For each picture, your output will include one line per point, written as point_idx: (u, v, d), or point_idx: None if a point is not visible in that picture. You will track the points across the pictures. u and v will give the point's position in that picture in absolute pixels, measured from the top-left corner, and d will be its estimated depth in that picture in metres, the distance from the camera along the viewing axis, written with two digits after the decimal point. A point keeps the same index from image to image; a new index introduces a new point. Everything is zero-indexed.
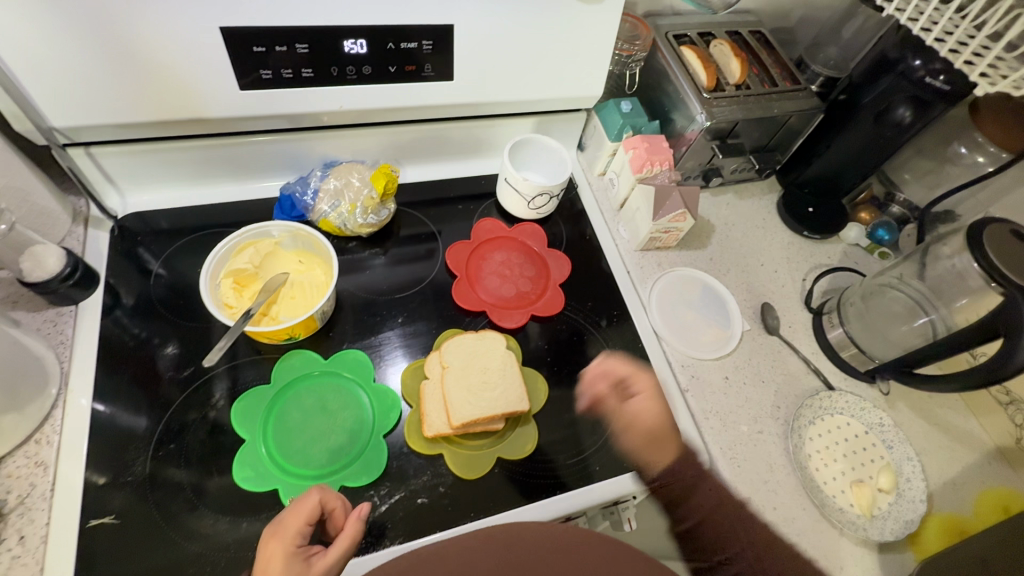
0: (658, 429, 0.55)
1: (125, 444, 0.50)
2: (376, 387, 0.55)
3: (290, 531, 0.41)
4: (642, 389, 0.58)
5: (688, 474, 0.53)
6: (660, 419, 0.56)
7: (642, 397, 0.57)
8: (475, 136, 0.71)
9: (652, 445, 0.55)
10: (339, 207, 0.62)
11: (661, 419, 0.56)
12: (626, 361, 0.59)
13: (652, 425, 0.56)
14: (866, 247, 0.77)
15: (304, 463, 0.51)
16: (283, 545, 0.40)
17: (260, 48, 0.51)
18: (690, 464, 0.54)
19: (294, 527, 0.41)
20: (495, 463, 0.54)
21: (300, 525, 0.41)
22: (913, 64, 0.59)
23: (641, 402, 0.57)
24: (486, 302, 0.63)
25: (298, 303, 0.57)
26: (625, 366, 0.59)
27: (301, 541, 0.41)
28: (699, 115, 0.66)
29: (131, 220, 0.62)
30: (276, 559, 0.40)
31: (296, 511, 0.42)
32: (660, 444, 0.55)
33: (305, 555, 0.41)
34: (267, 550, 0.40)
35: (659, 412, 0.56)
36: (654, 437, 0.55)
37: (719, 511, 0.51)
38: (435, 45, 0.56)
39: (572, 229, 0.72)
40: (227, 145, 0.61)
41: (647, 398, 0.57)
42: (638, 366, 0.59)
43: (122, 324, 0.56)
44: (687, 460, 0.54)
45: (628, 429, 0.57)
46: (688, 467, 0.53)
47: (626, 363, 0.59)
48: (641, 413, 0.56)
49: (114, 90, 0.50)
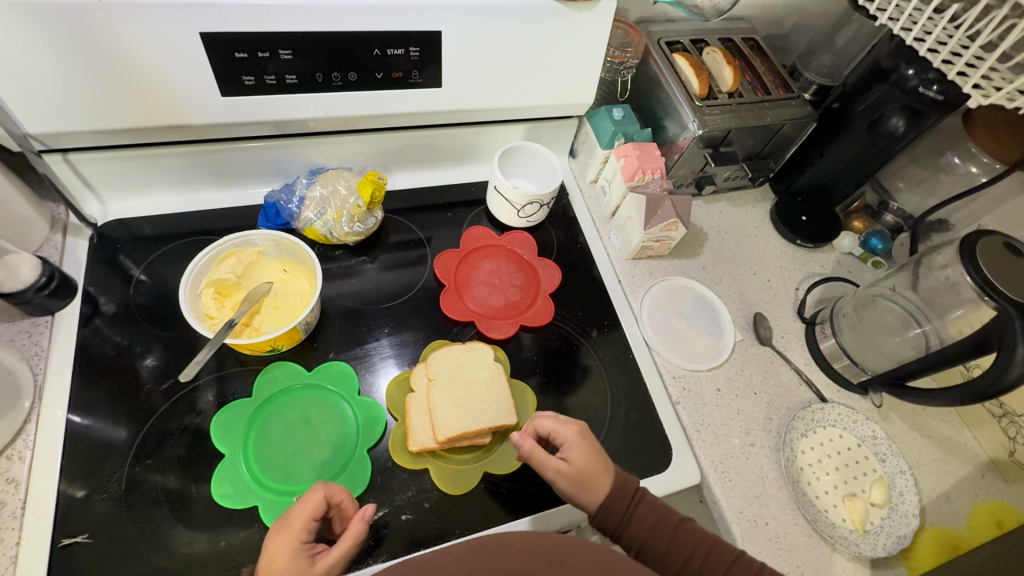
0: (589, 473, 0.48)
1: (101, 459, 0.48)
2: (360, 400, 0.54)
3: (296, 527, 0.41)
4: (567, 435, 0.50)
5: (620, 507, 0.47)
6: (590, 463, 0.48)
7: (571, 448, 0.49)
8: (465, 142, 0.70)
9: (582, 489, 0.48)
10: (325, 215, 0.61)
11: (592, 463, 0.48)
12: (548, 415, 0.52)
13: (579, 472, 0.48)
14: (859, 256, 0.77)
15: (285, 478, 0.49)
16: (289, 540, 0.41)
17: (242, 54, 0.50)
18: (623, 494, 0.48)
19: (300, 523, 0.41)
20: (481, 477, 0.52)
21: (306, 520, 0.41)
22: (906, 73, 0.59)
23: (571, 454, 0.49)
24: (475, 312, 0.62)
25: (282, 314, 0.56)
26: (548, 422, 0.51)
27: (307, 537, 0.42)
28: (691, 123, 0.65)
29: (111, 227, 0.61)
30: (281, 554, 0.40)
31: (302, 507, 0.42)
32: (592, 485, 0.48)
33: (310, 553, 0.41)
34: (274, 544, 0.41)
35: (589, 457, 0.49)
36: (585, 484, 0.48)
37: (657, 531, 0.47)
38: (423, 52, 0.55)
39: (563, 237, 0.71)
40: (211, 152, 0.60)
41: (573, 449, 0.49)
42: (559, 418, 0.52)
43: (101, 333, 0.55)
44: (619, 493, 0.48)
45: (561, 482, 0.48)
46: (614, 509, 0.47)
47: (548, 416, 0.51)
48: (572, 464, 0.48)
49: (91, 95, 0.48)
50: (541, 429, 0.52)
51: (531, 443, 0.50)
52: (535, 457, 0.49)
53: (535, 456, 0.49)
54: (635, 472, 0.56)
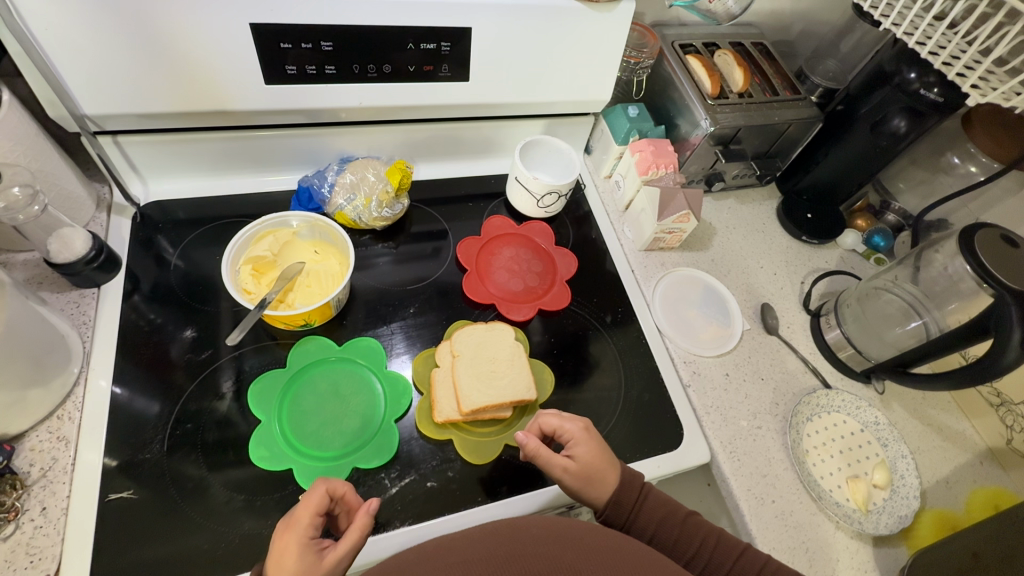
0: (596, 469, 0.50)
1: (142, 424, 0.51)
2: (388, 374, 0.57)
3: (303, 523, 0.41)
4: (573, 431, 0.51)
5: (628, 502, 0.49)
6: (596, 459, 0.50)
7: (577, 445, 0.50)
8: (486, 136, 0.73)
9: (590, 485, 0.50)
10: (354, 201, 0.64)
11: (599, 459, 0.50)
12: (552, 412, 0.53)
13: (585, 469, 0.50)
14: (862, 253, 0.80)
15: (317, 445, 0.52)
16: (295, 536, 0.40)
17: (286, 44, 0.53)
18: (631, 489, 0.50)
19: (306, 518, 0.41)
20: (502, 449, 0.55)
21: (311, 515, 0.41)
22: (908, 76, 0.62)
23: (577, 451, 0.50)
24: (495, 295, 0.65)
25: (313, 291, 0.58)
26: (553, 419, 0.52)
27: (314, 531, 0.41)
28: (703, 121, 0.69)
29: (152, 208, 0.64)
30: (289, 550, 0.40)
31: (306, 503, 0.42)
32: (599, 480, 0.50)
33: (317, 548, 0.41)
34: (282, 541, 0.40)
35: (595, 453, 0.50)
36: (592, 480, 0.50)
37: (664, 524, 0.49)
38: (454, 48, 0.59)
39: (578, 229, 0.75)
40: (248, 138, 0.63)
41: (579, 445, 0.50)
42: (563, 415, 0.53)
43: (140, 308, 0.58)
44: (626, 488, 0.50)
45: (567, 479, 0.50)
46: (623, 504, 0.49)
47: (552, 414, 0.52)
48: (578, 461, 0.50)
49: (146, 80, 0.52)
50: (546, 426, 0.53)
51: (536, 440, 0.50)
52: (541, 455, 0.50)
53: (541, 454, 0.50)
54: (647, 449, 0.59)
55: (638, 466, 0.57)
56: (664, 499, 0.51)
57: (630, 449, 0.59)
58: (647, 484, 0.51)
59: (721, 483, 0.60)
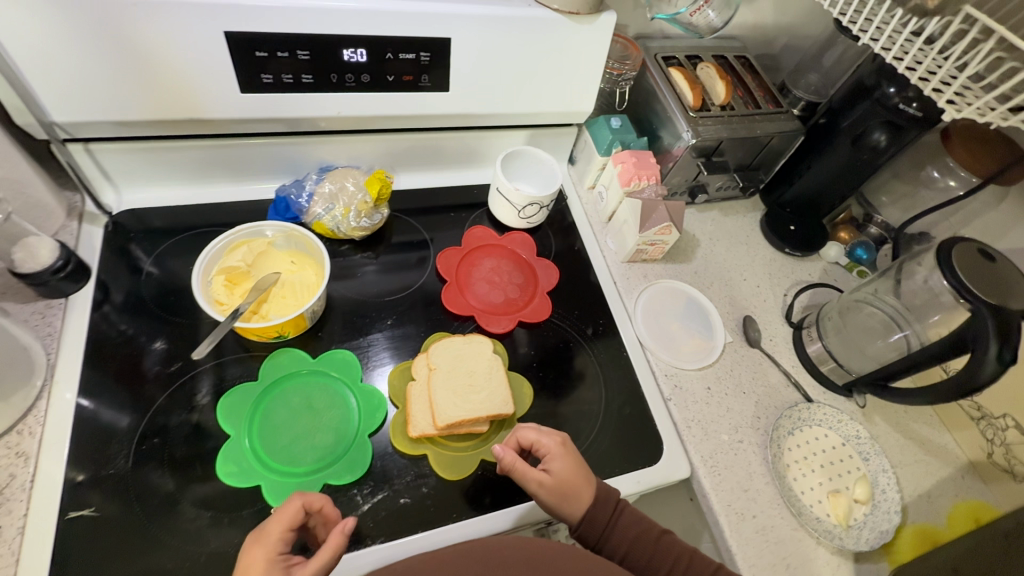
0: (571, 484, 0.48)
1: (108, 438, 0.50)
2: (362, 387, 0.56)
3: (272, 537, 0.40)
4: (550, 445, 0.50)
5: (602, 520, 0.48)
6: (572, 475, 0.49)
7: (554, 459, 0.49)
8: (469, 146, 0.73)
9: (565, 501, 0.48)
10: (333, 211, 0.63)
11: (575, 473, 0.49)
12: (530, 425, 0.52)
13: (561, 485, 0.48)
14: (846, 265, 0.79)
15: (288, 460, 0.51)
16: (263, 551, 0.39)
17: (262, 53, 0.53)
18: (606, 506, 0.49)
19: (277, 533, 0.40)
20: (477, 465, 0.54)
21: (282, 531, 0.40)
22: (888, 91, 0.63)
23: (554, 466, 0.49)
24: (475, 307, 0.64)
25: (288, 303, 0.58)
26: (530, 433, 0.51)
27: (283, 547, 0.40)
28: (685, 133, 0.69)
29: (125, 217, 0.63)
30: (255, 567, 0.38)
31: (279, 517, 0.41)
32: (574, 497, 0.48)
33: (285, 565, 0.40)
34: (248, 556, 0.39)
35: (572, 468, 0.49)
36: (567, 496, 0.48)
37: (639, 542, 0.49)
38: (433, 57, 0.58)
39: (560, 240, 0.74)
40: (225, 146, 0.62)
41: (556, 458, 0.49)
42: (541, 429, 0.52)
43: (110, 319, 0.56)
44: (601, 505, 0.49)
45: (543, 494, 0.48)
46: (597, 518, 0.48)
47: (530, 428, 0.52)
48: (554, 476, 0.49)
49: (120, 88, 0.51)
50: (523, 440, 0.52)
51: (512, 454, 0.50)
52: (517, 469, 0.49)
53: (517, 468, 0.49)
54: (628, 462, 0.58)
55: (617, 482, 0.56)
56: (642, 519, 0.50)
57: (610, 464, 0.58)
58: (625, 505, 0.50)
59: (701, 499, 0.59)
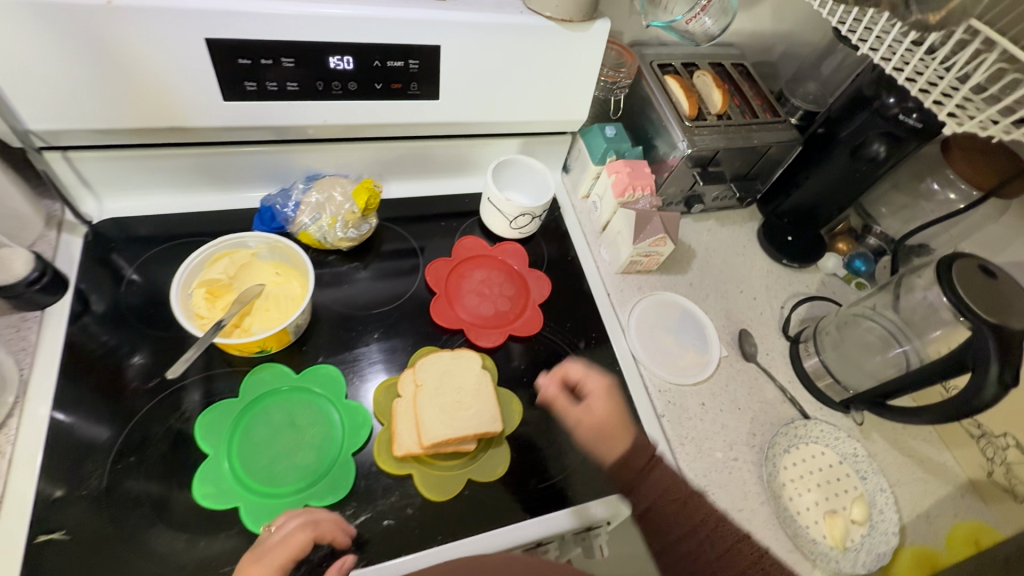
0: (606, 423, 0.52)
1: (83, 456, 0.48)
2: (346, 404, 0.54)
3: (277, 563, 0.42)
4: (593, 387, 0.55)
5: (632, 466, 0.48)
6: (609, 414, 0.52)
7: (594, 396, 0.54)
8: (460, 155, 0.71)
9: (599, 438, 0.51)
10: (319, 221, 0.62)
11: (610, 416, 0.52)
12: (578, 364, 0.56)
13: (596, 421, 0.52)
14: (843, 277, 0.78)
15: (268, 480, 0.49)
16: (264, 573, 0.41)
17: (245, 61, 0.51)
18: (640, 453, 0.49)
19: (281, 560, 0.42)
20: (464, 485, 0.52)
21: (287, 560, 0.42)
22: (889, 101, 0.62)
23: (593, 402, 0.53)
24: (464, 320, 0.62)
25: (272, 316, 0.56)
26: (577, 371, 0.56)
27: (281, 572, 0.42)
28: (680, 143, 0.67)
29: (106, 225, 0.62)
30: None
31: (286, 545, 0.43)
32: (609, 434, 0.51)
33: None
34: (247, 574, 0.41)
35: (610, 409, 0.52)
36: (601, 432, 0.51)
37: (668, 498, 0.47)
38: (422, 65, 0.57)
39: (553, 250, 0.73)
40: (209, 154, 0.60)
41: (596, 398, 0.53)
42: (588, 370, 0.56)
43: (90, 331, 0.55)
44: (633, 451, 0.49)
45: (579, 428, 0.53)
46: (629, 464, 0.49)
47: (578, 366, 0.56)
48: (592, 412, 0.53)
49: (97, 96, 0.49)
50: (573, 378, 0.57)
51: (554, 389, 0.56)
52: (558, 402, 0.55)
53: (558, 399, 0.55)
54: None
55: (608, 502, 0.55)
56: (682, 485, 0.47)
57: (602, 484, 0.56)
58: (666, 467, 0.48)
59: None
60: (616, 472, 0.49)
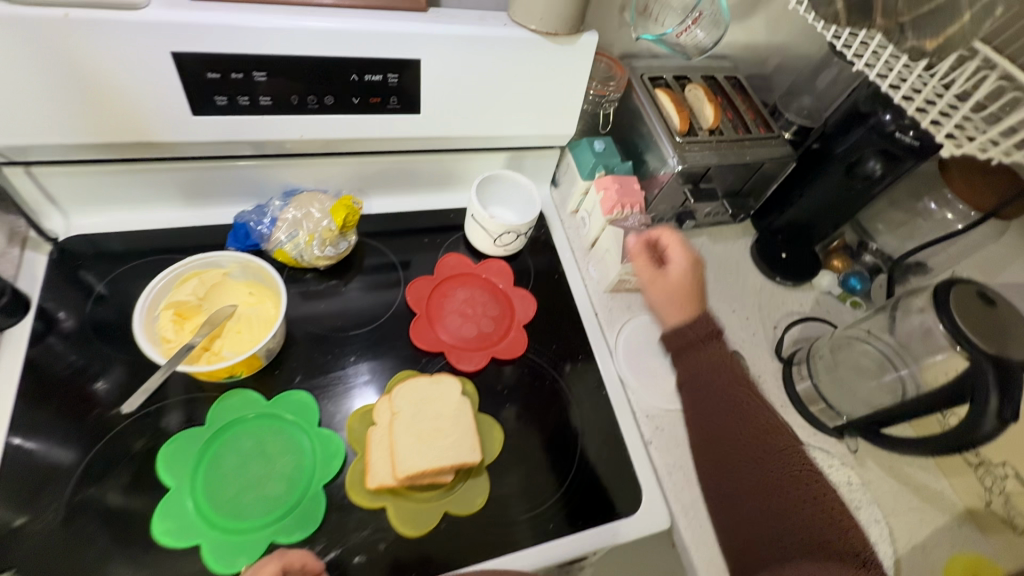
0: (682, 291, 0.52)
1: (41, 487, 0.46)
2: (319, 432, 0.52)
3: None
4: (678, 257, 0.54)
5: (691, 335, 0.48)
6: (686, 283, 0.52)
7: (675, 263, 0.54)
8: (445, 169, 0.69)
9: (668, 296, 0.52)
10: (296, 238, 0.60)
11: (685, 284, 0.52)
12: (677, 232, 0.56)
13: (670, 283, 0.53)
14: (839, 295, 0.76)
15: (232, 515, 0.47)
16: None
17: (214, 74, 0.49)
18: (702, 328, 0.48)
19: None
20: (441, 518, 0.50)
21: None
22: (884, 118, 0.60)
23: (673, 267, 0.53)
24: (445, 342, 0.60)
25: (243, 338, 0.54)
26: (672, 237, 0.56)
27: None
28: (671, 159, 0.65)
29: (75, 241, 0.60)
30: None
31: None
32: (680, 301, 0.51)
33: None
34: None
35: (685, 279, 0.52)
36: (671, 295, 0.52)
37: (712, 373, 0.47)
38: (402, 78, 0.55)
39: (540, 268, 0.70)
40: (181, 169, 0.58)
41: (678, 265, 0.53)
42: (682, 243, 0.55)
43: (54, 352, 0.53)
44: (696, 325, 0.49)
45: (650, 280, 0.54)
46: (686, 335, 0.49)
47: (675, 235, 0.56)
48: (669, 275, 0.53)
49: (55, 109, 0.47)
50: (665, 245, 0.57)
51: (638, 246, 0.56)
52: (637, 258, 0.56)
53: (636, 255, 0.56)
54: (604, 514, 0.54)
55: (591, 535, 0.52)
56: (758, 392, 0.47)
57: (585, 516, 0.53)
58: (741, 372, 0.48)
59: (682, 552, 0.55)
60: (678, 350, 0.49)
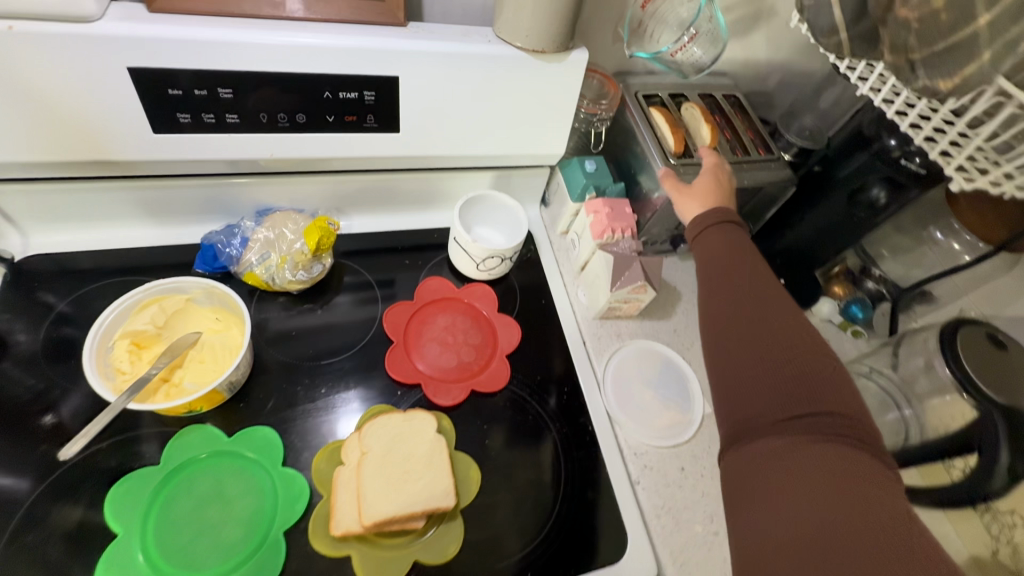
0: (706, 189, 0.57)
1: None
2: (283, 472, 0.49)
3: None
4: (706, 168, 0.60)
5: (709, 219, 0.54)
6: (713, 183, 0.58)
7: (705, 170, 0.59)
8: (428, 188, 0.66)
9: (694, 192, 0.58)
10: (267, 261, 0.57)
11: (712, 183, 0.57)
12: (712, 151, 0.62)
13: (698, 184, 0.58)
14: (840, 325, 0.73)
15: (183, 564, 0.44)
16: None
17: (176, 91, 0.46)
18: (718, 214, 0.54)
19: None
20: (410, 567, 0.47)
21: None
22: (889, 144, 0.58)
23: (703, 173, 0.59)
24: (423, 373, 0.57)
25: (206, 369, 0.51)
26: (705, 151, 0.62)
27: None
28: (664, 182, 0.62)
29: (34, 260, 0.56)
30: None
31: None
32: (705, 196, 0.57)
33: None
34: None
35: (712, 181, 0.58)
36: (697, 192, 0.58)
37: (724, 251, 0.52)
38: (379, 97, 0.52)
39: (527, 292, 0.67)
40: (147, 186, 0.55)
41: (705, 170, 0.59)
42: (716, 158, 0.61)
43: (5, 379, 0.50)
44: (715, 212, 0.54)
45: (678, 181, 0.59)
46: (704, 220, 0.54)
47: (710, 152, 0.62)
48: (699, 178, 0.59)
49: (4, 125, 0.44)
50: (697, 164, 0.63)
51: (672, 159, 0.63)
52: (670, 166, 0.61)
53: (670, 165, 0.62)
54: (585, 563, 0.50)
55: None
56: (789, 300, 0.48)
57: (566, 563, 0.50)
58: (773, 282, 0.50)
59: None
60: (695, 235, 0.55)
